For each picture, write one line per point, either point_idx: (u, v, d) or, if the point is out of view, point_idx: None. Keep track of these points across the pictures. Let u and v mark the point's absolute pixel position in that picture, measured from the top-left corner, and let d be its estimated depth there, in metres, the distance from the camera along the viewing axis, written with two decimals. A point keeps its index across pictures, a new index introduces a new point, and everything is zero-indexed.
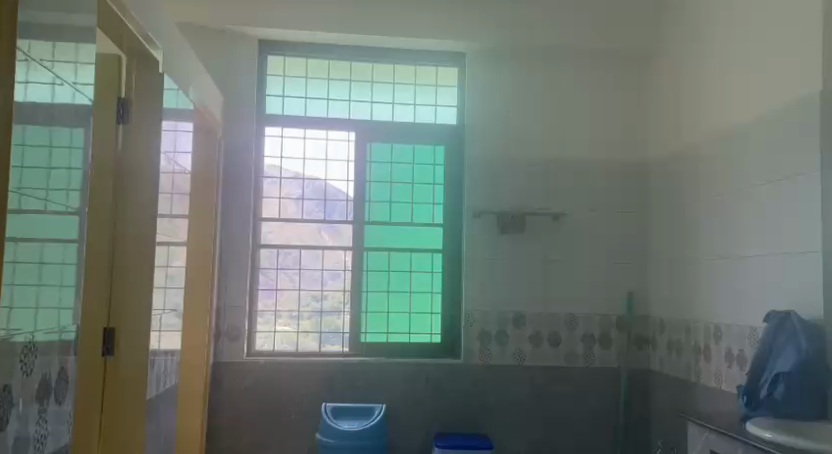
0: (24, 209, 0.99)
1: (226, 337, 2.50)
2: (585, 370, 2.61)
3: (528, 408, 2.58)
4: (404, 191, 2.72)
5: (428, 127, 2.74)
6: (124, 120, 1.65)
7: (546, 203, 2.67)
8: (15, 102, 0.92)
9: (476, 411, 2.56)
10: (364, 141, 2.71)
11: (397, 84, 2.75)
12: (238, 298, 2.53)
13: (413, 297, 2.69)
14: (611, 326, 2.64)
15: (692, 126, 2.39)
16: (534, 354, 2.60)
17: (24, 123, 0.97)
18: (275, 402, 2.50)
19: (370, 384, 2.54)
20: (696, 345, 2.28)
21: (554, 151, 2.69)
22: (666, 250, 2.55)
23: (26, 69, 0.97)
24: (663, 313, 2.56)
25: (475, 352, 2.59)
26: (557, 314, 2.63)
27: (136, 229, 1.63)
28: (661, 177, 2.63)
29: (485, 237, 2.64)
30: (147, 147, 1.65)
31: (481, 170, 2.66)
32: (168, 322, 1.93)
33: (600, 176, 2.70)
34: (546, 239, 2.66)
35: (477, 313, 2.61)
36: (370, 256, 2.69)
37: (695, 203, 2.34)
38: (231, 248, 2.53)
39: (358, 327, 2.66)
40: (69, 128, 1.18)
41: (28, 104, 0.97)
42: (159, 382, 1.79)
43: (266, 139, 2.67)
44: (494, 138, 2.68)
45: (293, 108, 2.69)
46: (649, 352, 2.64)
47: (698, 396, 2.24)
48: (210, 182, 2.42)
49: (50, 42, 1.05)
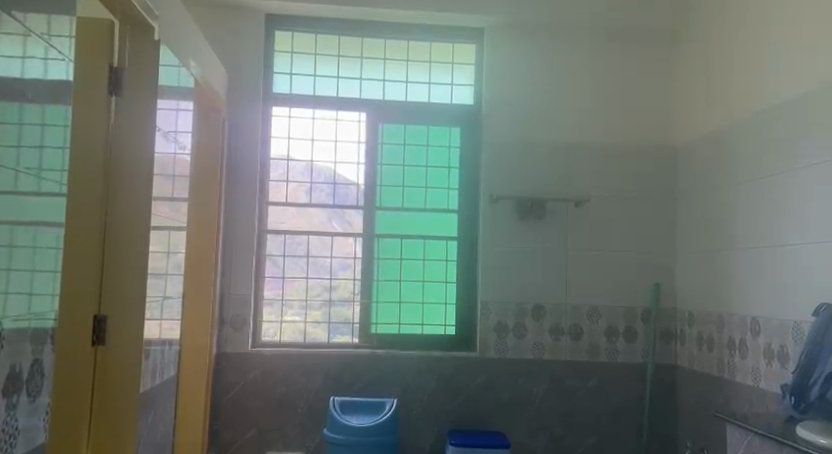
0: (25, 192, 1.04)
1: (229, 327, 2.39)
2: (607, 366, 2.46)
3: (547, 405, 2.44)
4: (418, 176, 2.58)
5: (443, 108, 2.59)
6: (118, 93, 1.50)
7: (567, 188, 2.52)
8: (15, 78, 0.98)
9: (491, 408, 2.42)
10: (376, 123, 2.57)
11: (411, 62, 2.60)
12: (242, 286, 2.40)
13: (427, 287, 2.56)
14: (635, 319, 2.49)
15: (725, 104, 2.22)
16: (553, 347, 2.46)
17: (23, 102, 1.02)
18: (280, 396, 2.38)
19: (381, 378, 2.41)
20: (729, 339, 2.13)
21: (576, 133, 2.54)
22: (695, 239, 2.40)
23: (25, 45, 1.01)
24: (691, 305, 2.41)
25: (491, 345, 2.45)
26: (579, 305, 2.49)
27: (131, 209, 1.50)
28: (688, 160, 2.48)
29: (502, 225, 2.50)
30: (143, 122, 1.52)
31: (499, 153, 2.52)
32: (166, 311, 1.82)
33: (625, 160, 2.55)
34: (567, 227, 2.51)
35: (493, 304, 2.47)
36: (381, 244, 2.55)
37: (728, 189, 2.18)
38: (234, 235, 2.41)
39: (368, 318, 2.53)
40: (44, 103, 1.13)
41: (26, 80, 1.03)
42: (156, 374, 1.67)
43: (272, 119, 2.53)
44: (513, 121, 2.53)
45: (302, 87, 2.55)
46: (676, 347, 2.49)
47: (731, 394, 2.10)
48: (215, 165, 2.29)
49: (45, 16, 1.11)
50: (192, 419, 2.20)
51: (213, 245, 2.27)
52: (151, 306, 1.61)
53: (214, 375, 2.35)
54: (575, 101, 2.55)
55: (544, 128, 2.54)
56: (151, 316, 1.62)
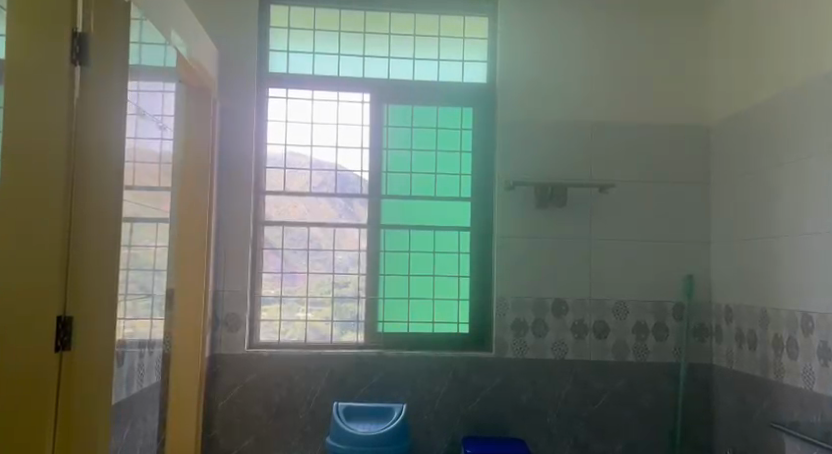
0: None
1: (224, 326, 2.20)
2: (635, 366, 2.26)
3: (569, 409, 2.24)
4: (428, 161, 2.38)
5: (453, 87, 2.39)
6: (82, 61, 1.31)
7: (589, 172, 2.32)
8: None
9: (510, 413, 2.23)
10: (381, 103, 2.37)
11: (418, 37, 2.40)
12: (237, 282, 2.22)
13: (437, 281, 2.37)
14: (666, 315, 2.28)
15: (768, 75, 2.00)
16: (577, 346, 2.26)
17: None
18: (280, 401, 2.19)
19: (389, 381, 2.22)
20: (775, 337, 1.92)
21: (599, 112, 2.33)
22: (732, 225, 2.18)
23: None
24: (728, 299, 2.19)
25: (508, 344, 2.25)
26: (604, 300, 2.28)
27: (99, 195, 1.32)
28: (724, 138, 2.26)
29: (520, 212, 2.29)
30: (112, 101, 1.33)
31: (515, 135, 2.31)
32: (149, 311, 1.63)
33: (653, 142, 2.33)
34: (590, 214, 2.30)
35: (510, 299, 2.27)
36: (387, 235, 2.36)
37: (772, 170, 1.97)
38: (227, 226, 2.23)
39: (374, 316, 2.34)
40: None
41: None
42: (136, 381, 1.49)
43: (269, 101, 2.34)
44: (529, 100, 2.33)
45: (300, 66, 2.36)
46: (712, 345, 2.27)
47: (777, 398, 1.89)
48: (206, 152, 2.11)
49: None
50: (183, 408, 2.04)
51: (205, 236, 2.10)
52: (125, 305, 1.42)
53: (208, 379, 2.17)
54: (597, 77, 2.34)
55: (564, 107, 2.33)
56: (126, 316, 1.43)
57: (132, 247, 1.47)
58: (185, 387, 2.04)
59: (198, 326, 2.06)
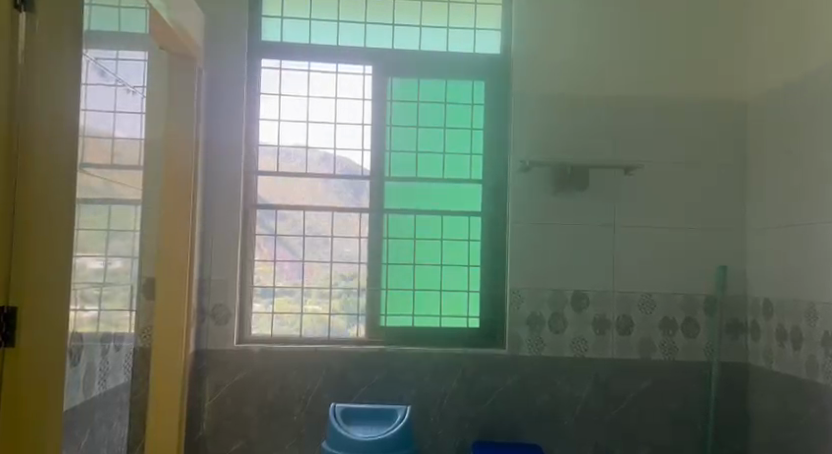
0: None
1: (210, 319, 2.00)
2: (662, 366, 2.05)
3: (590, 412, 2.04)
4: (435, 140, 2.18)
5: (463, 58, 2.18)
6: (26, 6, 1.11)
7: (613, 152, 2.10)
8: None
9: (524, 416, 2.03)
10: (384, 76, 2.17)
11: (426, 3, 2.18)
12: (224, 271, 2.02)
13: (445, 271, 2.17)
14: (696, 309, 2.08)
15: (814, 40, 1.78)
16: (598, 343, 2.05)
17: None
18: (273, 402, 2.00)
19: (391, 381, 2.03)
20: (824, 335, 1.70)
21: (625, 86, 2.12)
22: (772, 211, 1.97)
23: None
24: (767, 292, 1.98)
25: (523, 341, 2.05)
26: (628, 293, 2.08)
27: (48, 160, 1.11)
28: (763, 114, 2.04)
29: (535, 195, 2.08)
30: (60, 52, 1.12)
31: (531, 110, 2.10)
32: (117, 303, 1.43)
33: (684, 119, 2.12)
34: (614, 198, 2.09)
35: (525, 291, 2.06)
36: (390, 221, 2.16)
37: (818, 147, 1.75)
38: (215, 208, 2.03)
39: (376, 309, 2.14)
40: None
41: None
42: (103, 380, 1.29)
43: (262, 72, 2.14)
44: (547, 73, 2.11)
45: (296, 34, 2.15)
46: (747, 342, 2.07)
47: (827, 403, 1.68)
48: (189, 127, 1.90)
49: None
50: (162, 406, 1.88)
51: (189, 217, 1.89)
52: (84, 290, 1.21)
53: (193, 377, 1.98)
54: (623, 48, 2.12)
55: (585, 80, 2.11)
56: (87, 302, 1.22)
57: (96, 227, 1.27)
58: (167, 384, 1.87)
59: (180, 317, 1.87)
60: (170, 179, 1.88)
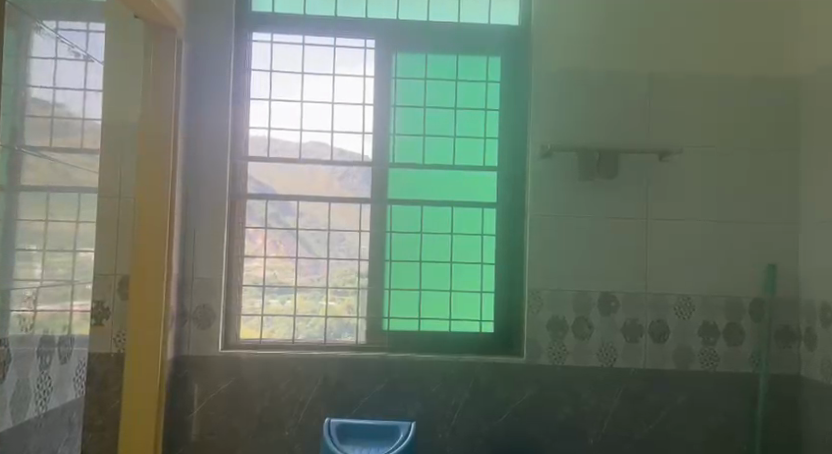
0: None
1: (193, 321, 1.80)
2: (702, 378, 1.81)
3: (619, 429, 1.80)
4: (445, 122, 1.95)
5: (477, 30, 1.95)
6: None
7: (647, 135, 1.86)
8: None
9: (545, 432, 1.80)
10: (387, 50, 1.94)
11: None
12: (208, 268, 1.81)
13: (456, 268, 1.94)
14: (741, 313, 1.83)
15: None
16: (629, 351, 1.82)
17: None
18: (262, 414, 1.79)
19: (393, 392, 1.81)
20: None
21: (661, 61, 1.87)
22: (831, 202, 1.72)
23: None
24: (824, 295, 1.73)
25: (543, 348, 1.82)
26: (663, 295, 1.83)
27: None
28: (819, 92, 1.78)
29: (558, 184, 1.85)
30: None
31: (553, 87, 1.86)
32: (58, 294, 1.30)
33: (728, 98, 1.87)
34: (647, 188, 1.85)
35: (546, 292, 1.83)
36: (395, 213, 1.93)
37: None
38: (197, 198, 1.82)
39: (379, 311, 1.92)
40: None
41: None
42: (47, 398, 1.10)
43: (252, 46, 1.93)
44: (573, 46, 1.87)
45: (290, 4, 1.94)
46: (799, 352, 1.82)
47: None
48: (168, 108, 1.69)
49: None
50: (133, 421, 1.67)
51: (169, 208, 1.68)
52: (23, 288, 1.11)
53: (172, 387, 1.77)
54: (659, 18, 1.88)
55: (616, 53, 1.87)
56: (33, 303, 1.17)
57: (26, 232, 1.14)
58: (140, 396, 1.67)
59: (157, 321, 1.67)
60: (145, 162, 1.68)
